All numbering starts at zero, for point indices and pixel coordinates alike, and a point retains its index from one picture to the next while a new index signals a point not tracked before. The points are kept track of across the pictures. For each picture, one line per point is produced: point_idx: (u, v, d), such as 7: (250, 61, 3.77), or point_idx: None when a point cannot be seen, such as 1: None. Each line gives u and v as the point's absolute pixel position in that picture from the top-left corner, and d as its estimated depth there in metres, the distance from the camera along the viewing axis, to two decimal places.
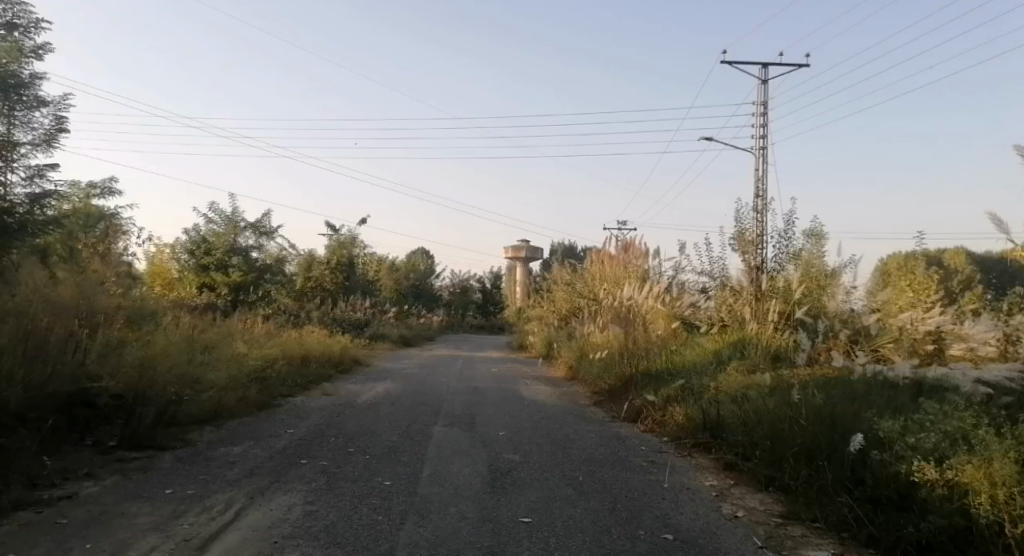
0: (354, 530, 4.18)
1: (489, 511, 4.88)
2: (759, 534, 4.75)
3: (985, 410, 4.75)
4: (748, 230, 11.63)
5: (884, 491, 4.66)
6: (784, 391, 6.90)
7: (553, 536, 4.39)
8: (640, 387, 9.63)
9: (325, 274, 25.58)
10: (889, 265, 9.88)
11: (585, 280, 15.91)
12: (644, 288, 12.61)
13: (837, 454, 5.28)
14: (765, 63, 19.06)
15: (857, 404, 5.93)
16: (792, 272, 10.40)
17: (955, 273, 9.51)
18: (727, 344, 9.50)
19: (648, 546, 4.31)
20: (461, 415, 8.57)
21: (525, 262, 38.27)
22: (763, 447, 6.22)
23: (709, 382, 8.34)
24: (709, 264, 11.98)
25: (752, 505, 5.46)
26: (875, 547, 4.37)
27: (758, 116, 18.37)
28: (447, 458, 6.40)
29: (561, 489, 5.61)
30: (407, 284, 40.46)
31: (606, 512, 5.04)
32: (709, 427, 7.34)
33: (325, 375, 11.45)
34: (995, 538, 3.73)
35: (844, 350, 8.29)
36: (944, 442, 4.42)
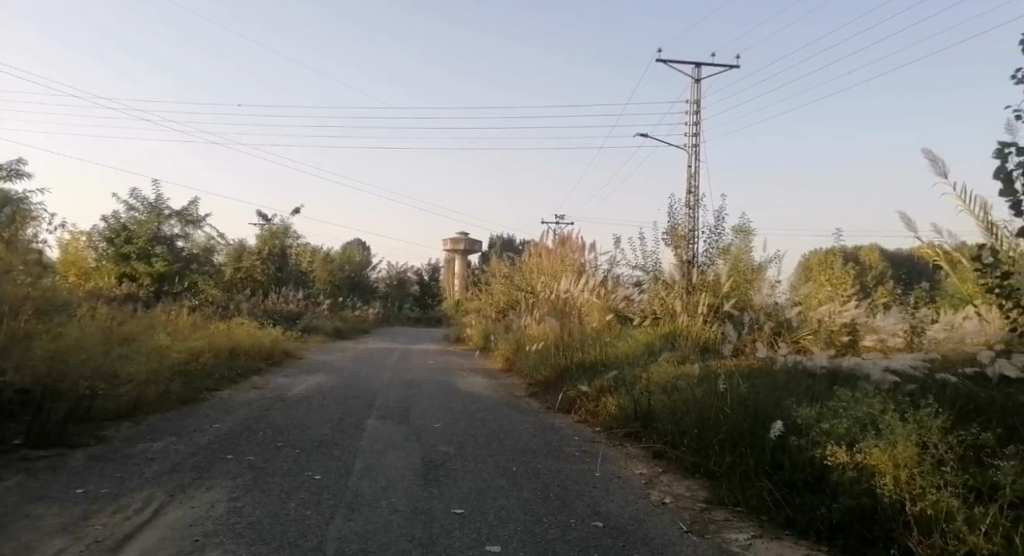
0: (281, 526, 4.09)
1: (421, 503, 4.87)
2: (684, 520, 4.92)
3: (892, 398, 5.04)
4: (680, 226, 11.93)
5: (801, 475, 4.90)
6: (710, 381, 7.14)
7: (485, 527, 4.42)
8: (574, 379, 9.78)
9: (256, 265, 24.83)
10: (810, 260, 10.37)
11: (523, 273, 15.98)
12: (581, 281, 12.77)
13: (758, 441, 5.51)
14: (697, 62, 19.51)
15: (778, 393, 6.20)
16: (721, 267, 10.75)
17: (870, 269, 10.09)
18: (658, 336, 9.76)
19: (578, 534, 4.40)
20: (395, 407, 8.51)
21: (463, 255, 38.17)
22: (690, 435, 6.43)
23: (640, 372, 8.56)
24: (643, 258, 12.24)
25: (679, 491, 5.66)
26: (792, 529, 4.62)
27: (690, 115, 18.87)
28: (381, 451, 6.34)
29: (494, 479, 5.65)
30: (343, 276, 39.73)
31: (538, 501, 5.12)
32: (640, 417, 7.53)
33: (254, 368, 11.13)
34: (896, 517, 3.99)
35: (767, 341, 8.67)
36: (855, 427, 4.68)
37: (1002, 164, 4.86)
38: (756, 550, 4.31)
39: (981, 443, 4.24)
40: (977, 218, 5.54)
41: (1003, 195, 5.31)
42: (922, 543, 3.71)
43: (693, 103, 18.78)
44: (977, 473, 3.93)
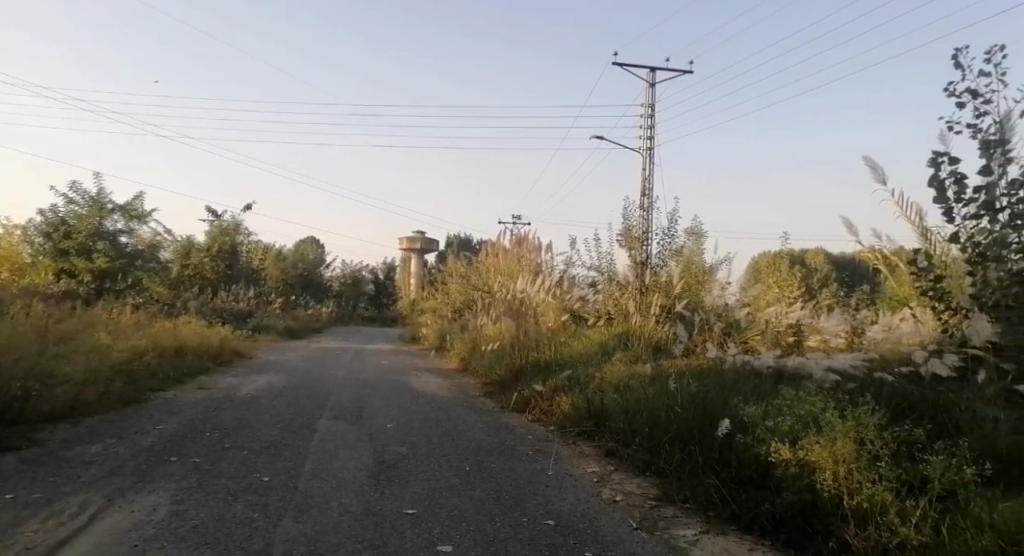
0: (226, 529, 4.00)
1: (373, 504, 4.82)
2: (635, 517, 5.00)
3: (833, 396, 5.23)
4: (635, 228, 12.11)
5: (746, 471, 5.03)
6: (662, 380, 7.28)
7: (437, 526, 4.42)
8: (529, 378, 9.83)
9: (205, 262, 24.14)
10: (759, 262, 10.68)
11: (480, 273, 15.97)
12: (537, 281, 12.84)
13: (707, 439, 5.64)
14: (653, 66, 19.77)
15: (726, 391, 6.35)
16: (673, 268, 10.96)
17: (816, 271, 10.44)
18: (611, 336, 9.89)
19: (530, 532, 4.43)
20: (348, 408, 8.41)
21: (419, 254, 37.90)
22: (642, 433, 6.54)
23: (594, 372, 8.67)
24: (598, 259, 12.38)
25: (630, 489, 5.75)
26: (737, 524, 4.75)
27: (645, 119, 19.16)
28: (332, 451, 6.26)
29: (447, 479, 5.64)
30: (295, 274, 39.00)
31: (491, 501, 5.13)
32: (593, 416, 7.61)
33: (202, 367, 10.83)
34: (834, 511, 4.13)
35: (717, 342, 8.88)
36: (798, 425, 4.85)
37: (935, 172, 5.38)
38: (703, 546, 4.41)
39: (914, 439, 4.44)
40: (914, 224, 5.90)
41: (937, 202, 5.61)
42: (858, 535, 3.84)
43: (647, 107, 19.08)
44: (910, 468, 4.11)
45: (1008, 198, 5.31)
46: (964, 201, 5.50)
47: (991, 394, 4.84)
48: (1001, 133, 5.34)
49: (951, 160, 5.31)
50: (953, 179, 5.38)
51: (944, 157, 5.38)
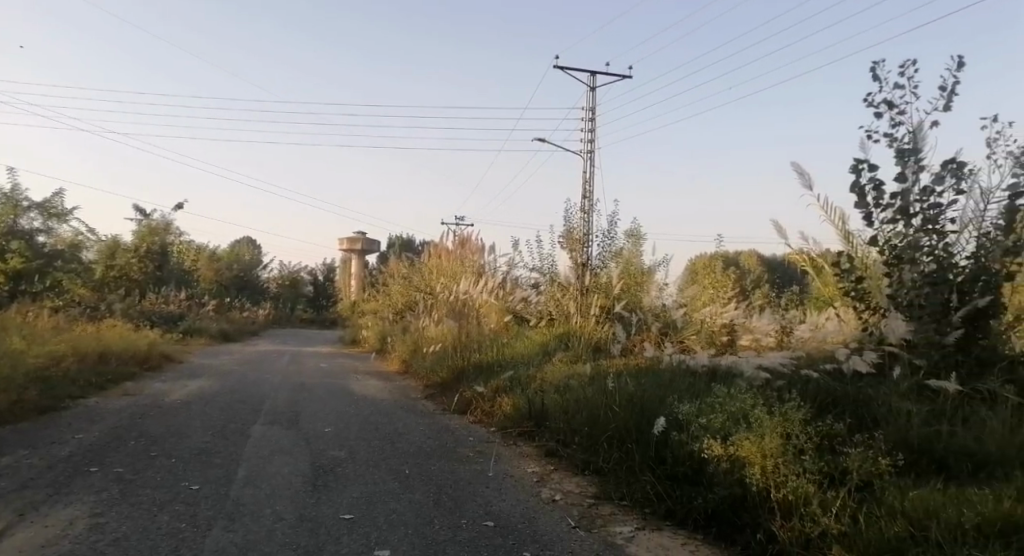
0: (150, 541, 3.84)
1: (308, 510, 4.72)
2: (573, 515, 5.06)
3: (762, 392, 5.43)
4: (576, 230, 12.24)
5: (680, 468, 5.15)
6: (601, 380, 7.40)
7: (375, 531, 4.36)
8: (470, 379, 9.81)
9: (132, 263, 23.01)
10: (696, 264, 10.98)
11: (422, 274, 15.84)
12: (480, 282, 12.84)
13: (643, 437, 5.75)
14: (593, 71, 20.03)
15: (662, 390, 6.50)
16: (613, 269, 11.15)
17: (749, 273, 10.82)
18: (553, 337, 9.98)
19: (468, 534, 4.43)
20: (284, 412, 8.20)
21: (361, 255, 37.25)
22: (581, 432, 6.62)
23: (535, 372, 8.73)
24: (541, 260, 12.49)
25: (569, 488, 5.81)
26: (672, 520, 4.87)
27: (585, 122, 19.38)
28: (267, 458, 6.09)
29: (385, 483, 5.57)
30: (231, 276, 37.78)
31: (430, 503, 5.09)
32: (534, 416, 7.66)
33: (127, 373, 10.36)
34: (761, 504, 4.28)
35: (655, 341, 9.08)
36: (729, 422, 5.01)
37: (855, 179, 5.68)
38: (638, 542, 4.50)
39: (835, 433, 4.66)
40: (837, 228, 6.20)
41: (857, 207, 5.90)
42: (784, 527, 3.99)
43: (588, 111, 19.38)
44: (831, 461, 4.30)
45: (920, 204, 5.66)
46: (882, 207, 5.81)
47: (905, 389, 5.12)
48: (914, 142, 5.69)
49: (870, 167, 5.63)
50: (872, 186, 5.70)
51: (864, 165, 5.69)
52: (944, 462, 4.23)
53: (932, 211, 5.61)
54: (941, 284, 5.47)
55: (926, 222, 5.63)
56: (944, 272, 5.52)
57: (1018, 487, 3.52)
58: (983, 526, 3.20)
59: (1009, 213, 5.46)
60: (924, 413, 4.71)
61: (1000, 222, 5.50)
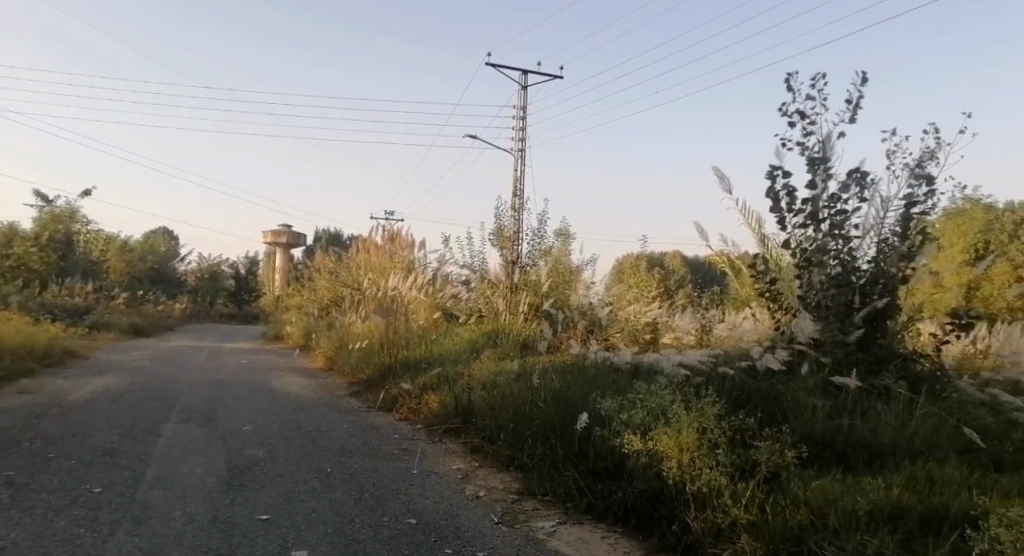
0: (43, 549, 3.60)
1: (222, 511, 4.55)
2: (496, 511, 5.08)
3: (681, 388, 5.61)
4: (506, 228, 12.30)
5: (602, 463, 5.25)
6: (527, 377, 7.46)
7: (293, 531, 4.24)
8: (397, 375, 9.69)
9: (32, 252, 21.39)
10: (623, 264, 11.24)
11: (350, 268, 15.53)
12: (409, 278, 12.69)
13: (567, 433, 5.83)
14: (525, 70, 20.13)
15: (586, 387, 6.60)
16: (542, 267, 11.28)
17: (673, 274, 11.18)
18: (481, 333, 9.99)
19: (390, 532, 4.37)
20: (199, 410, 7.86)
21: (285, 248, 36.13)
22: (507, 429, 6.63)
23: (463, 369, 8.71)
24: (471, 257, 12.49)
25: (493, 484, 5.82)
26: (593, 514, 4.96)
27: (517, 120, 19.48)
28: (178, 458, 5.81)
29: (305, 482, 5.42)
30: (144, 268, 35.89)
31: (351, 502, 5.00)
32: (460, 412, 7.63)
33: (24, 370, 9.66)
34: (677, 496, 4.42)
35: (581, 338, 9.25)
36: (648, 417, 5.15)
37: (770, 184, 5.96)
38: (560, 536, 4.56)
39: (746, 427, 4.87)
40: (754, 231, 6.49)
41: (772, 211, 6.18)
42: (697, 518, 4.13)
43: (518, 109, 19.46)
44: (742, 454, 4.49)
45: (829, 210, 6.00)
46: (794, 211, 6.11)
47: (812, 385, 5.40)
48: (824, 151, 6.01)
49: (785, 174, 5.91)
50: (786, 192, 5.99)
51: (779, 171, 5.97)
52: (844, 454, 4.50)
53: (839, 217, 5.95)
54: (845, 286, 5.84)
55: (833, 227, 5.97)
56: (847, 274, 5.88)
57: (906, 476, 3.78)
58: (874, 512, 3.41)
59: (905, 221, 5.86)
60: (828, 407, 4.99)
61: (897, 229, 5.89)
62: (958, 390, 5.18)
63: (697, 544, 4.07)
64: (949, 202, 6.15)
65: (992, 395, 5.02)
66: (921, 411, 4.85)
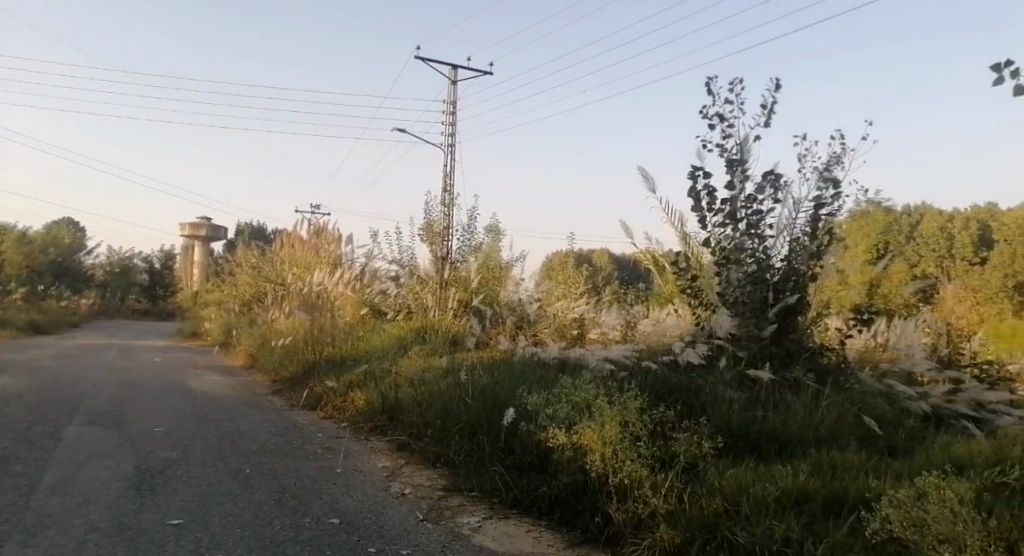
0: None
1: (129, 517, 4.31)
2: (422, 508, 5.04)
3: (605, 382, 5.72)
4: (436, 223, 12.19)
5: (527, 457, 5.28)
6: (455, 374, 7.43)
7: (206, 536, 4.07)
8: (322, 373, 9.44)
9: None
10: (552, 261, 11.36)
11: (273, 262, 15.04)
12: (335, 274, 12.40)
13: (494, 428, 5.83)
14: (454, 65, 19.94)
15: (513, 382, 6.64)
16: (472, 263, 11.28)
17: (600, 271, 11.41)
18: (410, 329, 9.88)
19: (311, 533, 4.25)
20: (106, 412, 7.42)
21: (204, 242, 34.59)
22: (434, 426, 6.56)
23: (390, 366, 8.58)
24: (400, 252, 12.33)
25: (419, 482, 5.76)
26: (519, 508, 4.99)
27: (446, 116, 19.32)
28: (81, 462, 5.47)
29: (222, 484, 5.21)
30: (46, 262, 33.57)
31: (270, 503, 4.84)
32: (386, 410, 7.50)
33: None
34: (600, 488, 4.50)
35: (510, 334, 9.31)
36: (573, 412, 5.24)
37: (692, 184, 6.16)
38: (485, 531, 4.57)
39: (665, 420, 5.00)
40: (677, 230, 6.71)
41: (693, 211, 6.40)
42: (619, 509, 4.21)
43: (449, 104, 19.29)
44: (662, 446, 4.62)
45: (746, 210, 6.27)
46: (714, 211, 6.34)
47: (728, 378, 5.62)
48: (741, 154, 6.26)
49: (705, 175, 6.12)
50: (706, 192, 6.20)
51: (700, 172, 6.18)
52: (756, 444, 4.71)
53: (754, 217, 6.23)
54: (760, 283, 6.11)
55: (749, 227, 6.24)
56: (762, 272, 6.15)
57: (812, 464, 3.98)
58: (782, 498, 3.58)
59: (814, 222, 6.19)
60: (742, 399, 5.20)
61: (807, 229, 6.22)
62: (859, 381, 5.51)
63: (618, 534, 4.17)
64: (854, 204, 6.52)
65: (889, 386, 5.36)
66: (826, 401, 5.13)
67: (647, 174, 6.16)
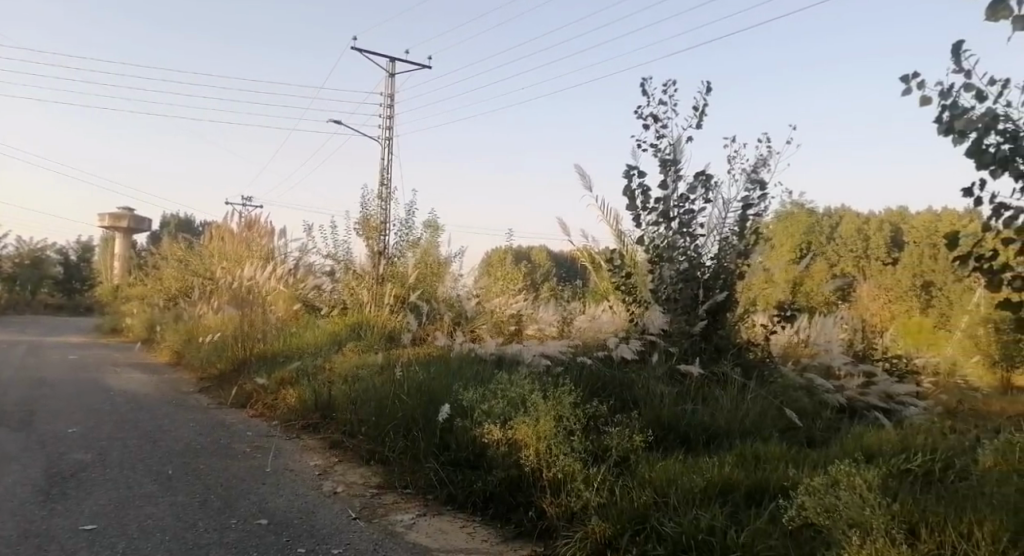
0: None
1: (37, 524, 4.07)
2: (354, 507, 4.95)
3: (541, 377, 5.78)
4: (372, 217, 11.98)
5: (463, 454, 5.25)
6: (390, 370, 7.35)
7: (123, 540, 3.88)
8: (251, 370, 9.14)
9: None
10: (491, 257, 11.37)
11: (202, 256, 14.49)
12: (267, 268, 12.03)
13: (429, 424, 5.78)
14: (393, 58, 19.58)
15: (449, 378, 6.61)
16: (410, 259, 11.16)
17: (538, 269, 11.51)
18: (345, 326, 9.69)
19: (237, 535, 4.12)
20: (13, 413, 6.96)
21: (126, 233, 32.89)
22: (368, 423, 6.44)
23: (324, 363, 8.41)
24: (335, 247, 12.06)
25: (352, 480, 5.65)
26: (453, 504, 4.96)
27: (384, 110, 19.01)
28: None
29: (141, 486, 4.99)
30: None
31: (194, 505, 4.66)
32: (319, 408, 7.33)
33: None
34: (534, 482, 4.53)
35: (447, 330, 9.24)
36: (509, 407, 5.26)
37: (627, 183, 6.29)
38: (418, 528, 4.53)
39: (599, 414, 5.08)
40: (612, 228, 6.84)
41: (628, 210, 6.52)
42: (552, 503, 4.26)
43: (387, 97, 18.98)
44: (595, 440, 4.70)
45: (678, 210, 6.44)
46: (648, 210, 6.49)
47: (660, 373, 5.75)
48: (675, 154, 6.42)
49: (640, 174, 6.26)
50: (641, 191, 6.34)
51: (635, 171, 6.31)
52: (685, 436, 4.85)
53: (686, 217, 6.41)
54: (690, 281, 6.30)
55: (682, 226, 6.42)
56: (693, 269, 6.34)
57: (736, 455, 4.13)
58: (708, 489, 3.69)
59: (742, 222, 6.41)
60: (672, 394, 5.35)
61: (736, 228, 6.44)
62: (782, 375, 5.75)
63: (551, 528, 4.21)
64: (779, 205, 6.80)
65: (809, 380, 5.62)
66: (751, 395, 5.32)
67: (585, 172, 6.27)
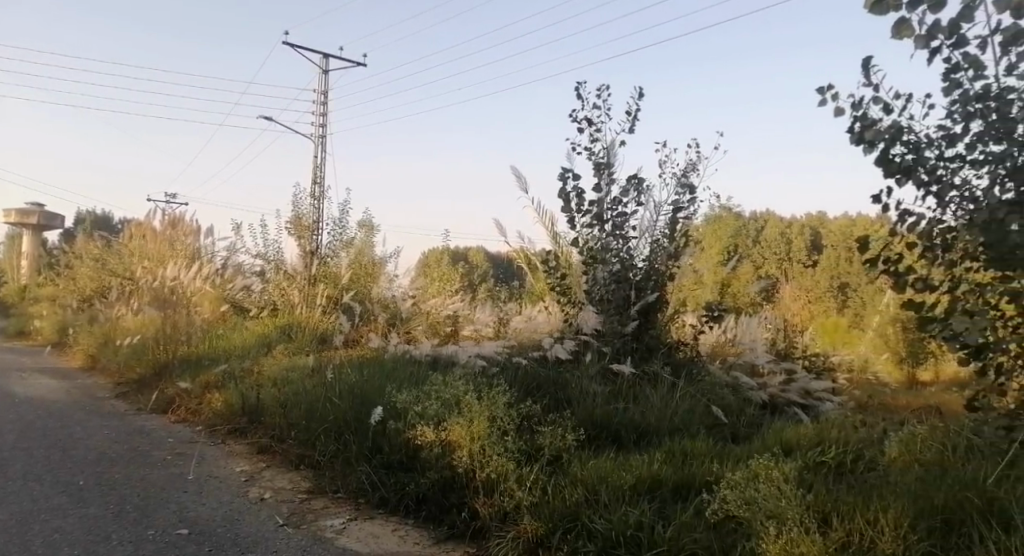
0: None
1: None
2: (282, 513, 4.80)
3: (476, 378, 5.76)
4: (304, 216, 11.67)
5: (395, 456, 5.17)
6: (322, 372, 7.17)
7: None
8: (174, 373, 8.75)
9: None
10: (427, 257, 11.28)
11: (120, 255, 13.77)
12: (193, 267, 11.56)
13: (361, 426, 5.66)
14: (326, 54, 19.14)
15: (383, 379, 6.51)
16: (343, 260, 10.96)
17: (474, 270, 11.49)
18: (274, 327, 9.41)
19: (154, 546, 3.92)
20: None
21: (36, 231, 30.88)
22: (297, 427, 6.25)
23: (252, 366, 8.14)
24: (265, 246, 11.69)
25: (280, 485, 5.47)
26: (385, 508, 4.89)
27: (316, 107, 18.57)
28: None
29: (48, 499, 4.68)
30: None
31: (108, 517, 4.41)
32: (246, 412, 7.07)
33: None
34: (467, 483, 4.51)
35: (381, 331, 9.11)
36: (442, 408, 5.21)
37: (562, 186, 6.36)
38: (349, 533, 4.43)
39: (532, 414, 5.11)
40: (547, 229, 6.89)
41: (563, 212, 6.59)
42: (485, 503, 4.25)
43: (320, 95, 18.54)
44: (529, 439, 4.72)
45: (611, 212, 6.56)
46: (582, 212, 6.57)
47: (593, 373, 5.82)
48: (608, 157, 6.53)
49: (574, 177, 6.33)
50: (575, 194, 6.42)
51: (570, 173, 6.39)
52: (616, 434, 4.93)
53: (619, 219, 6.53)
54: (622, 282, 6.42)
55: (614, 228, 6.54)
56: (625, 271, 6.47)
57: (665, 452, 4.22)
58: (637, 486, 3.76)
59: (672, 224, 6.59)
60: (605, 393, 5.43)
61: (666, 231, 6.61)
62: (709, 374, 5.93)
63: (483, 528, 4.19)
64: (708, 209, 7.01)
65: (734, 378, 5.82)
66: (679, 394, 5.46)
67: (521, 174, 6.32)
